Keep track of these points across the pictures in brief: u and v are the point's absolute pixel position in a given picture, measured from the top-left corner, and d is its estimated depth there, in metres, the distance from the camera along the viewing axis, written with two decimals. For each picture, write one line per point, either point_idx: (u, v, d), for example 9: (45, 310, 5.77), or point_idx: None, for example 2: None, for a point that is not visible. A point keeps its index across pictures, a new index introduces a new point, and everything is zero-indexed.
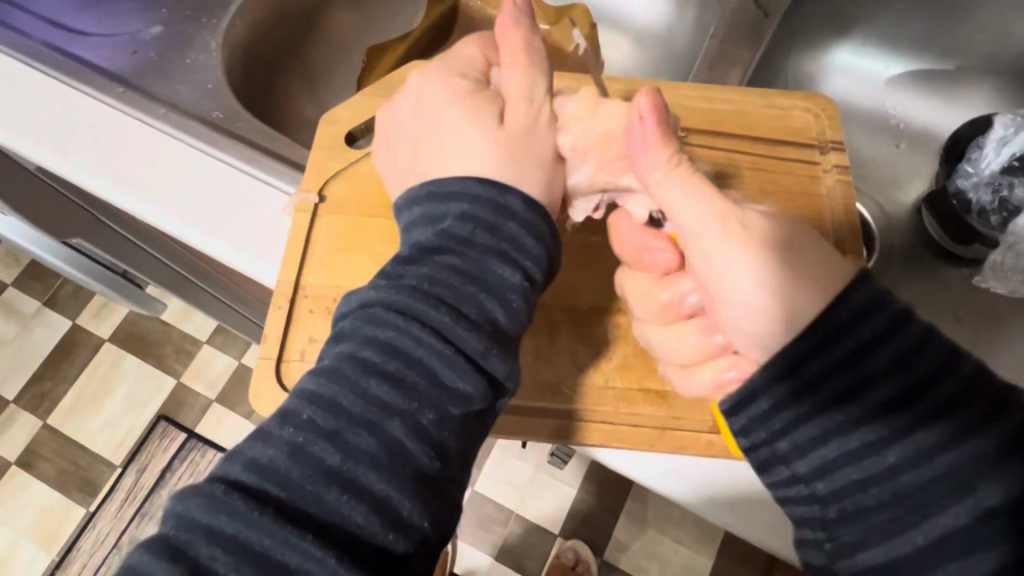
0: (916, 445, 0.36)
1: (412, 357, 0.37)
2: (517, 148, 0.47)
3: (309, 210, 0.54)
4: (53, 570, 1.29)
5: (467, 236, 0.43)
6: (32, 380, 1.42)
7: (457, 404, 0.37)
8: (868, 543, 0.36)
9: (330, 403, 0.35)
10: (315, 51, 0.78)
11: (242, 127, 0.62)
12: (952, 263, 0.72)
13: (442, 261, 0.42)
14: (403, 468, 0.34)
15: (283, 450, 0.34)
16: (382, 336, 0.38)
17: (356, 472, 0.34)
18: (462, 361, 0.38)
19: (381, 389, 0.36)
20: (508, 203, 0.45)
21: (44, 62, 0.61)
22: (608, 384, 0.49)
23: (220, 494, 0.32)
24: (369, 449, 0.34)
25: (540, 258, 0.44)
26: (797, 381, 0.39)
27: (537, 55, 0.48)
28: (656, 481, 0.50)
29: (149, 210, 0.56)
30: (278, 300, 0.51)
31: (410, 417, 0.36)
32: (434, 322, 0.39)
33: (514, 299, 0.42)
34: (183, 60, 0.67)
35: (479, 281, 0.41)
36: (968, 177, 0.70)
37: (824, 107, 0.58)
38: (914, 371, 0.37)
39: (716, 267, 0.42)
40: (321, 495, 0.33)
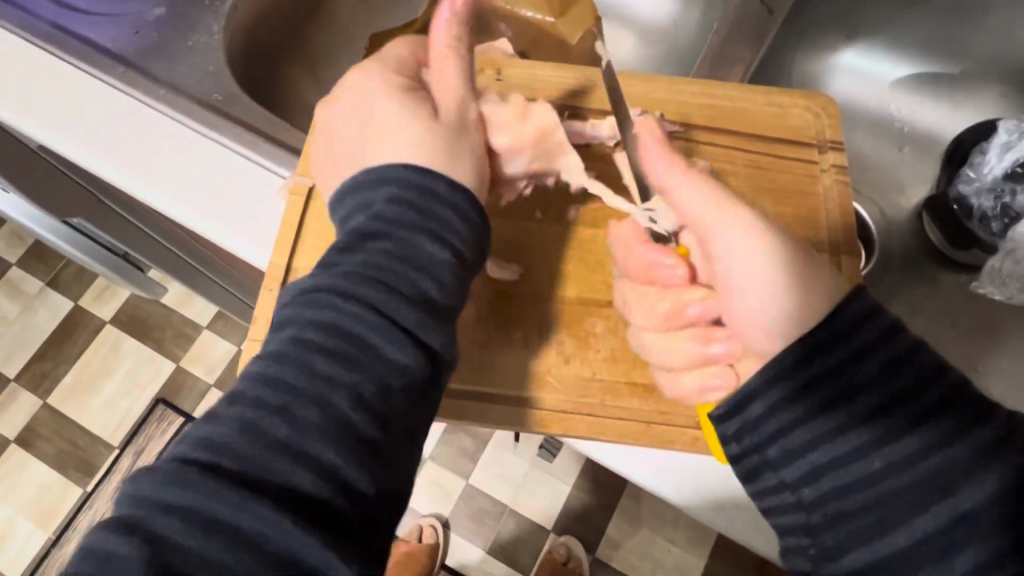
0: (899, 449, 0.38)
1: (352, 334, 0.37)
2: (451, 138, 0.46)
3: (302, 193, 0.53)
4: (50, 548, 1.30)
5: (399, 213, 0.42)
6: (33, 360, 1.43)
7: (398, 376, 0.37)
8: (852, 545, 0.38)
9: (268, 381, 0.35)
10: (319, 37, 0.78)
11: (242, 110, 0.62)
12: (952, 269, 0.72)
13: (376, 243, 0.41)
14: (350, 436, 0.34)
15: (233, 426, 0.33)
16: (321, 318, 0.38)
17: (303, 442, 0.33)
18: (397, 331, 0.38)
19: (324, 364, 0.36)
20: (436, 181, 0.44)
21: (46, 40, 0.61)
22: (594, 375, 0.49)
23: (176, 468, 0.32)
24: (317, 421, 0.34)
25: (472, 235, 0.44)
26: (788, 388, 0.41)
27: (460, 59, 0.49)
28: (645, 476, 0.50)
29: (145, 190, 0.56)
30: (269, 283, 0.51)
31: (354, 389, 0.36)
32: (377, 300, 0.39)
33: (450, 272, 0.42)
34: (185, 42, 0.66)
35: (419, 260, 0.41)
36: (970, 183, 0.69)
37: (824, 106, 0.57)
38: (898, 379, 0.39)
39: (734, 265, 0.43)
40: (270, 464, 0.33)
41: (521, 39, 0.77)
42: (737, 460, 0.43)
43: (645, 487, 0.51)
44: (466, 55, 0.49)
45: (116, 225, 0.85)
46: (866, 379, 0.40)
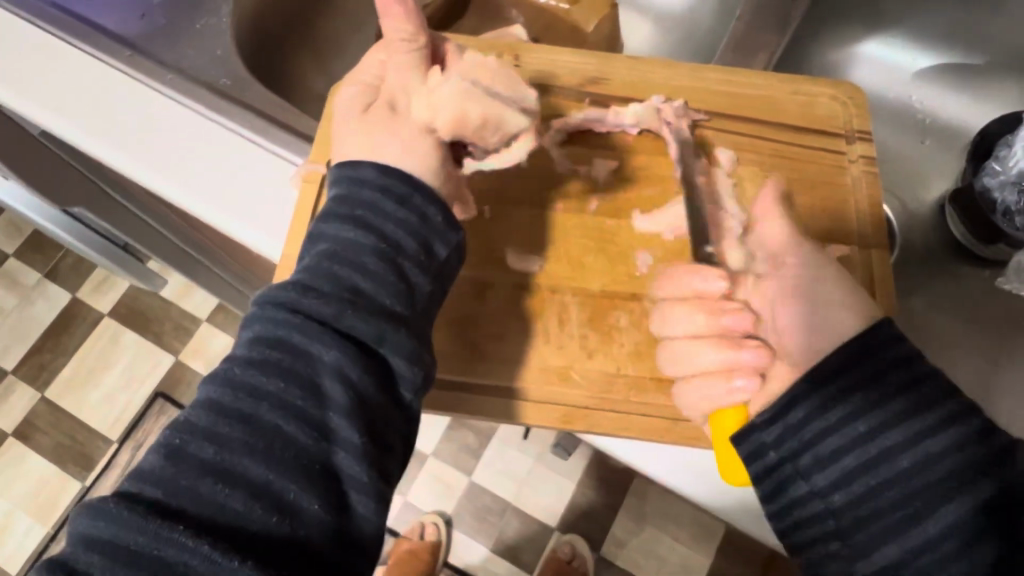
0: (926, 451, 0.39)
1: (279, 340, 0.39)
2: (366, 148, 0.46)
3: (317, 180, 0.51)
4: (49, 543, 1.29)
5: (331, 213, 0.43)
6: (31, 352, 1.41)
7: (330, 374, 0.38)
8: (881, 545, 0.38)
9: (203, 401, 0.37)
10: (327, 23, 0.76)
11: (249, 95, 0.60)
12: (973, 264, 0.70)
13: (314, 250, 0.42)
14: (283, 450, 0.36)
15: (161, 455, 0.36)
16: (253, 332, 0.39)
17: (232, 461, 0.35)
18: (316, 328, 0.39)
19: (251, 376, 0.38)
20: (360, 174, 0.44)
21: (49, 21, 0.59)
22: (619, 370, 0.47)
23: (95, 502, 0.33)
24: (241, 438, 0.36)
25: (407, 222, 0.43)
26: (824, 395, 0.41)
27: (407, 53, 0.47)
28: (669, 474, 0.49)
29: (150, 177, 0.54)
30: (282, 273, 0.49)
31: (281, 398, 0.37)
32: (300, 304, 0.39)
33: (370, 263, 0.41)
34: (192, 25, 0.64)
35: (345, 258, 0.41)
36: (994, 176, 0.67)
37: (851, 95, 0.56)
38: (919, 382, 0.40)
39: (797, 291, 0.44)
40: (196, 488, 0.34)
41: (534, 26, 0.75)
42: (769, 471, 0.42)
43: (666, 484, 0.50)
44: (407, 50, 0.47)
45: (117, 215, 0.83)
46: (893, 383, 0.40)
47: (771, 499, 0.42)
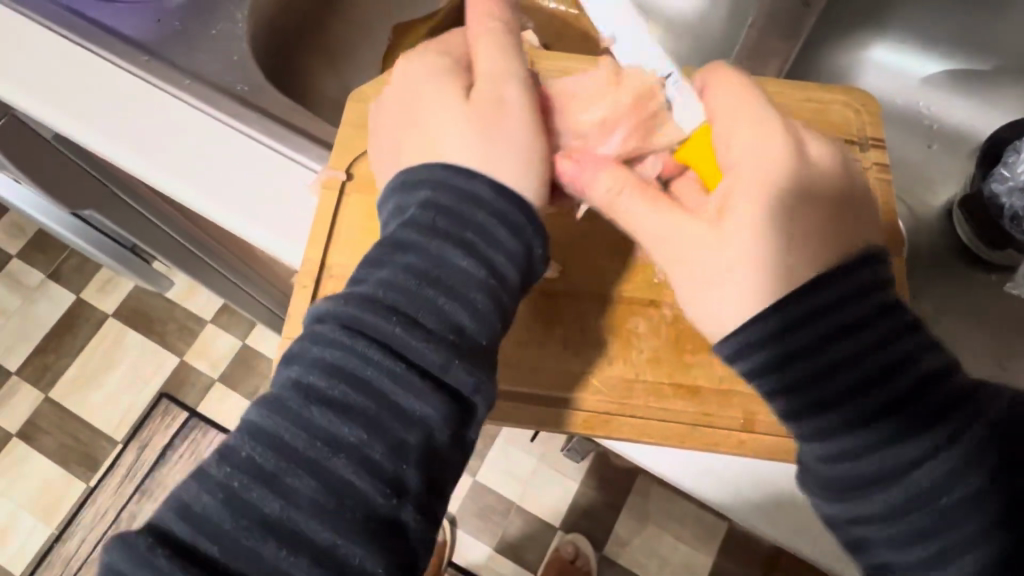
0: (883, 401, 0.38)
1: (363, 381, 0.35)
2: (489, 128, 0.43)
3: (336, 187, 0.52)
4: (54, 543, 1.29)
5: (432, 223, 0.40)
6: (35, 353, 1.42)
7: (415, 430, 0.35)
8: (835, 494, 0.39)
9: (268, 440, 0.34)
10: (339, 27, 0.76)
11: (265, 100, 0.61)
12: (984, 269, 0.71)
13: (404, 262, 0.39)
14: (353, 512, 0.33)
15: (218, 497, 0.32)
16: (328, 358, 0.36)
17: (297, 521, 0.32)
18: (416, 379, 0.35)
19: (325, 419, 0.34)
20: (475, 190, 0.41)
21: (66, 26, 0.59)
22: (637, 376, 0.48)
23: (145, 552, 0.31)
24: (311, 494, 0.33)
25: (516, 254, 0.40)
26: (766, 350, 0.40)
27: (501, 27, 0.46)
28: (687, 479, 0.49)
29: (167, 183, 0.54)
30: (302, 279, 0.49)
31: (359, 452, 0.34)
32: (402, 343, 0.36)
33: (478, 299, 0.38)
34: (208, 30, 0.65)
35: (443, 283, 0.38)
36: (1003, 182, 0.67)
37: (863, 102, 0.56)
38: (873, 331, 0.39)
39: (682, 272, 0.43)
40: (258, 550, 0.31)
41: (544, 31, 0.75)
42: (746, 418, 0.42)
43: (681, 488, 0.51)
44: (504, 27, 0.46)
45: (129, 218, 0.84)
46: (842, 332, 0.39)
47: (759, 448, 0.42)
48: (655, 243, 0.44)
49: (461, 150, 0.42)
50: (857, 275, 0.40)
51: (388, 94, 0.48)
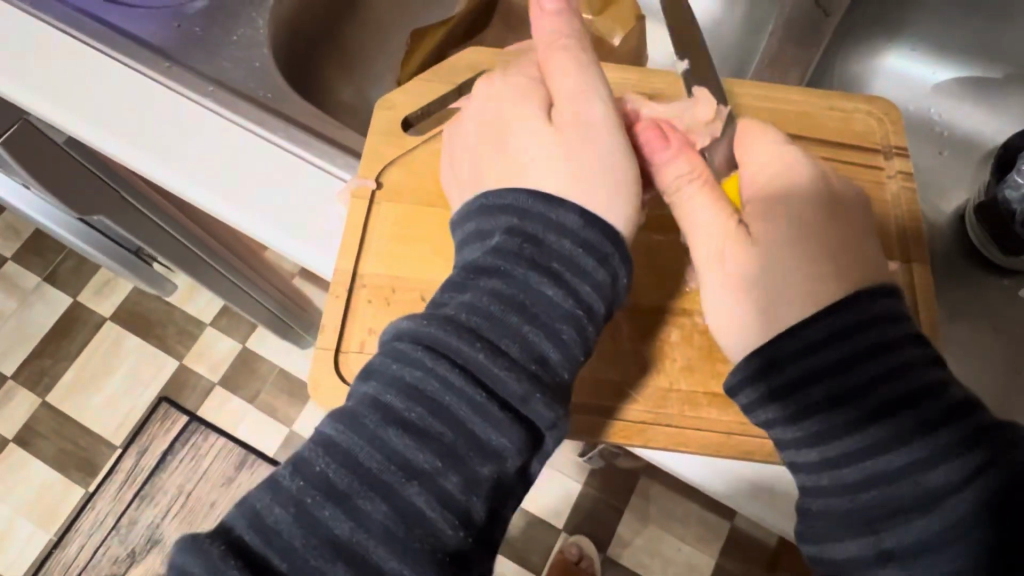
0: (900, 430, 0.39)
1: (440, 406, 0.36)
2: (576, 149, 0.46)
3: (366, 196, 0.52)
4: (53, 549, 1.28)
5: (516, 249, 0.42)
6: (31, 357, 1.40)
7: (488, 462, 0.36)
8: (855, 526, 0.39)
9: (344, 460, 0.35)
10: (355, 30, 0.76)
11: (286, 107, 0.60)
12: (992, 273, 0.72)
13: (485, 285, 0.41)
14: (421, 542, 0.34)
15: (289, 511, 0.33)
16: (410, 379, 0.37)
17: (366, 547, 0.33)
18: (497, 412, 0.37)
19: (403, 442, 0.35)
20: (562, 219, 0.44)
21: (87, 32, 0.59)
22: (672, 386, 0.48)
23: (217, 560, 0.31)
24: (382, 521, 0.34)
25: (599, 284, 0.42)
26: (781, 381, 0.42)
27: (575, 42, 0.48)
28: (703, 471, 0.50)
29: (192, 190, 0.54)
30: (335, 289, 0.49)
31: (434, 481, 0.35)
32: (489, 370, 0.37)
33: (564, 331, 0.40)
34: (229, 37, 0.64)
35: (523, 308, 0.40)
36: (1015, 188, 0.65)
37: (887, 111, 0.57)
38: (889, 360, 0.40)
39: (711, 269, 0.46)
40: (325, 572, 0.32)
41: None
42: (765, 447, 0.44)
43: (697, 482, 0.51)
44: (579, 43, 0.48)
45: (141, 224, 0.83)
46: (855, 363, 0.41)
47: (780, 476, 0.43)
48: (696, 236, 0.47)
49: (552, 178, 0.45)
50: (870, 307, 0.42)
51: (465, 114, 0.50)
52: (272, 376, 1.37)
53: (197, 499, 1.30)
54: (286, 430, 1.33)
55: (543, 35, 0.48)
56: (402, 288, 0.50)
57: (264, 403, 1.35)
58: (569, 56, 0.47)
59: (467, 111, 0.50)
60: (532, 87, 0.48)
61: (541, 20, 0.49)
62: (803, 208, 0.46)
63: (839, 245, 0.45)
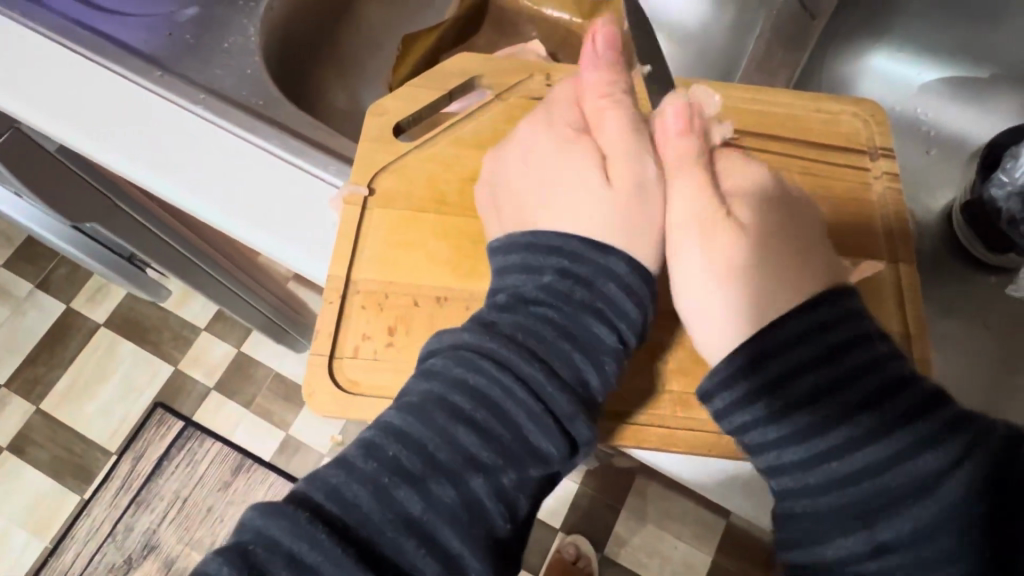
0: (882, 421, 0.39)
1: (502, 411, 0.38)
2: (630, 202, 0.47)
3: (358, 203, 0.52)
4: (48, 557, 1.27)
5: (567, 292, 0.44)
6: (25, 365, 1.39)
7: (537, 465, 0.38)
8: (848, 521, 0.38)
9: (416, 447, 0.37)
10: (346, 36, 0.77)
11: (279, 114, 0.61)
12: (981, 271, 0.72)
13: (537, 312, 0.43)
14: (478, 526, 0.36)
15: (368, 488, 0.35)
16: (476, 385, 0.39)
17: (434, 525, 0.35)
18: (551, 423, 0.39)
19: (469, 438, 0.37)
20: (609, 263, 0.45)
21: (79, 42, 0.59)
22: (664, 387, 0.49)
23: (305, 521, 0.33)
24: (450, 504, 0.36)
25: (637, 323, 0.44)
26: (749, 387, 0.42)
27: (625, 104, 0.50)
28: (689, 470, 0.51)
29: (185, 198, 0.54)
30: (329, 296, 0.50)
31: (494, 475, 0.37)
32: (544, 388, 0.39)
33: (608, 363, 0.42)
34: (220, 44, 0.65)
35: (570, 337, 0.42)
36: (1002, 187, 0.66)
37: (873, 113, 0.58)
38: (864, 353, 0.41)
39: (686, 264, 0.45)
40: (399, 542, 0.34)
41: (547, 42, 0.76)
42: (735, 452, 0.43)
43: (683, 477, 0.53)
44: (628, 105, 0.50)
45: (137, 233, 0.82)
46: (830, 358, 0.41)
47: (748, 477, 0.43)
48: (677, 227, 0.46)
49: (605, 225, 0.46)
50: (843, 304, 0.43)
51: (507, 152, 0.51)
52: (267, 380, 1.37)
53: (194, 504, 1.30)
54: (283, 435, 1.33)
55: (594, 89, 0.50)
56: (396, 294, 0.50)
57: (260, 407, 1.35)
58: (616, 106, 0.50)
59: (510, 148, 0.51)
60: (578, 136, 0.50)
61: (591, 79, 0.50)
62: (780, 209, 0.47)
63: (809, 241, 0.46)
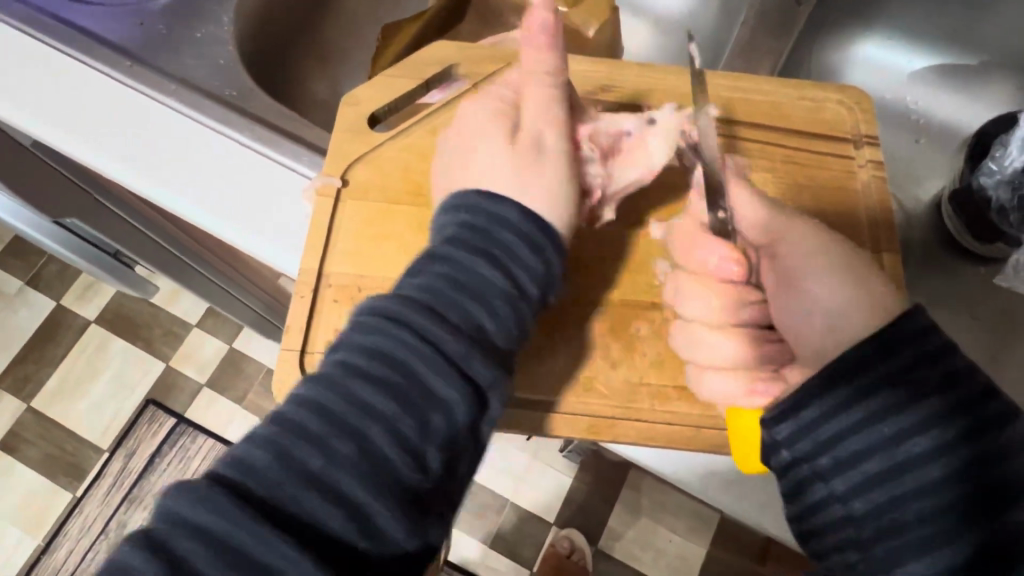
0: (950, 441, 0.39)
1: (397, 362, 0.37)
2: (530, 167, 0.46)
3: (331, 194, 0.51)
4: (41, 554, 1.26)
5: (468, 251, 0.42)
6: (15, 363, 1.38)
7: (438, 411, 0.37)
8: (916, 542, 0.38)
9: (311, 407, 0.36)
10: (329, 27, 0.75)
11: (255, 106, 0.59)
12: (971, 261, 0.71)
13: (438, 269, 0.41)
14: (383, 476, 0.35)
15: (269, 453, 0.34)
16: (370, 343, 0.38)
17: (334, 478, 0.34)
18: (445, 366, 0.38)
19: (365, 392, 0.36)
20: (504, 213, 0.44)
21: (49, 33, 0.58)
22: (642, 380, 0.50)
23: (206, 492, 0.32)
24: (349, 456, 0.35)
25: (535, 271, 0.43)
26: (833, 402, 0.41)
27: (552, 81, 0.48)
28: (666, 465, 0.51)
29: (157, 191, 0.53)
30: (301, 290, 0.49)
31: (392, 424, 0.36)
32: (432, 335, 0.38)
33: (500, 308, 0.41)
34: (193, 34, 0.63)
35: (470, 289, 0.41)
36: (991, 175, 0.66)
37: (858, 100, 0.57)
38: (936, 371, 0.40)
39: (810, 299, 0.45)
40: (300, 498, 0.34)
41: None
42: (788, 470, 0.43)
43: (663, 473, 0.53)
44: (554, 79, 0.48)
45: (119, 229, 0.81)
46: (901, 375, 0.40)
47: (795, 496, 0.43)
48: (780, 242, 0.47)
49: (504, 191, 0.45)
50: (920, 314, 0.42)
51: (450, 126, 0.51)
52: (259, 375, 1.36)
53: None
54: None
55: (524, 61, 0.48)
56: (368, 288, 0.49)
57: (252, 403, 1.35)
58: (545, 78, 0.48)
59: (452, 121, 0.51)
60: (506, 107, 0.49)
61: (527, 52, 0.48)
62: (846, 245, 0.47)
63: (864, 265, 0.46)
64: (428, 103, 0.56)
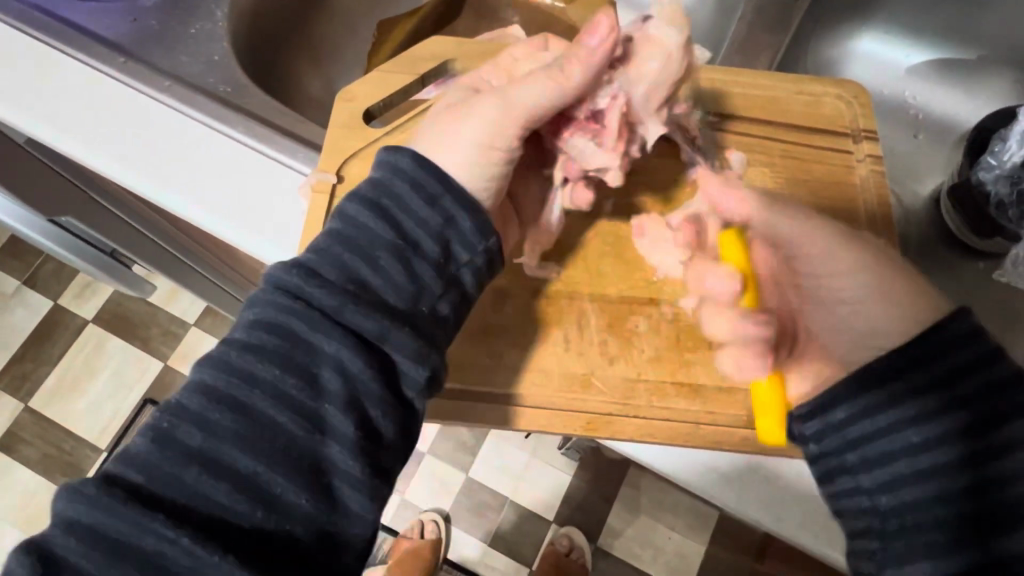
0: (977, 452, 0.39)
1: (279, 325, 0.40)
2: (453, 121, 0.48)
3: (327, 190, 0.51)
4: None
5: (354, 219, 0.44)
6: (12, 363, 1.37)
7: (327, 365, 0.39)
8: (921, 545, 0.38)
9: (196, 385, 0.38)
10: (325, 23, 0.75)
11: (250, 102, 0.59)
12: (970, 256, 0.70)
13: (326, 237, 0.44)
14: (273, 441, 0.37)
15: (150, 439, 0.36)
16: (255, 315, 0.41)
17: (217, 450, 0.36)
18: (323, 321, 0.40)
19: (244, 359, 0.39)
20: (397, 164, 0.46)
21: (41, 29, 0.57)
22: (640, 375, 0.50)
23: (76, 486, 0.34)
24: (231, 427, 0.37)
25: (426, 221, 0.45)
26: (864, 401, 0.42)
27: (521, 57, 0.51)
28: (659, 461, 0.51)
29: (148, 188, 0.53)
30: None
31: (274, 386, 0.38)
32: (306, 292, 0.40)
33: (383, 258, 0.43)
34: (187, 30, 0.63)
35: (361, 250, 0.43)
36: (990, 169, 0.66)
37: (856, 94, 0.56)
38: (976, 381, 0.40)
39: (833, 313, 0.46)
40: (181, 476, 0.35)
41: (530, 25, 0.74)
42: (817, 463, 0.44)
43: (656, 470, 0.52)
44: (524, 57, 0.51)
45: (115, 227, 0.80)
46: (939, 382, 0.41)
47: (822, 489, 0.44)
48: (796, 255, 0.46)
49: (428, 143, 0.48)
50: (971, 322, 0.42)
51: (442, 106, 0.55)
52: None
53: None
54: None
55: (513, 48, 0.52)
56: None
57: None
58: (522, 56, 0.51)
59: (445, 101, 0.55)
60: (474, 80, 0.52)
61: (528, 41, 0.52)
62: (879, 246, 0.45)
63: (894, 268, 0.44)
64: (423, 99, 0.56)
